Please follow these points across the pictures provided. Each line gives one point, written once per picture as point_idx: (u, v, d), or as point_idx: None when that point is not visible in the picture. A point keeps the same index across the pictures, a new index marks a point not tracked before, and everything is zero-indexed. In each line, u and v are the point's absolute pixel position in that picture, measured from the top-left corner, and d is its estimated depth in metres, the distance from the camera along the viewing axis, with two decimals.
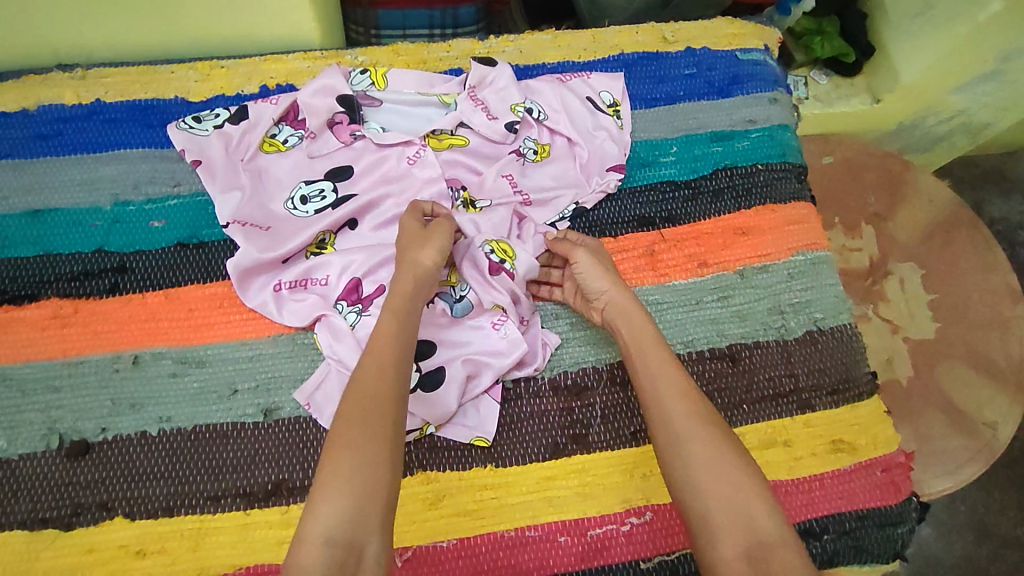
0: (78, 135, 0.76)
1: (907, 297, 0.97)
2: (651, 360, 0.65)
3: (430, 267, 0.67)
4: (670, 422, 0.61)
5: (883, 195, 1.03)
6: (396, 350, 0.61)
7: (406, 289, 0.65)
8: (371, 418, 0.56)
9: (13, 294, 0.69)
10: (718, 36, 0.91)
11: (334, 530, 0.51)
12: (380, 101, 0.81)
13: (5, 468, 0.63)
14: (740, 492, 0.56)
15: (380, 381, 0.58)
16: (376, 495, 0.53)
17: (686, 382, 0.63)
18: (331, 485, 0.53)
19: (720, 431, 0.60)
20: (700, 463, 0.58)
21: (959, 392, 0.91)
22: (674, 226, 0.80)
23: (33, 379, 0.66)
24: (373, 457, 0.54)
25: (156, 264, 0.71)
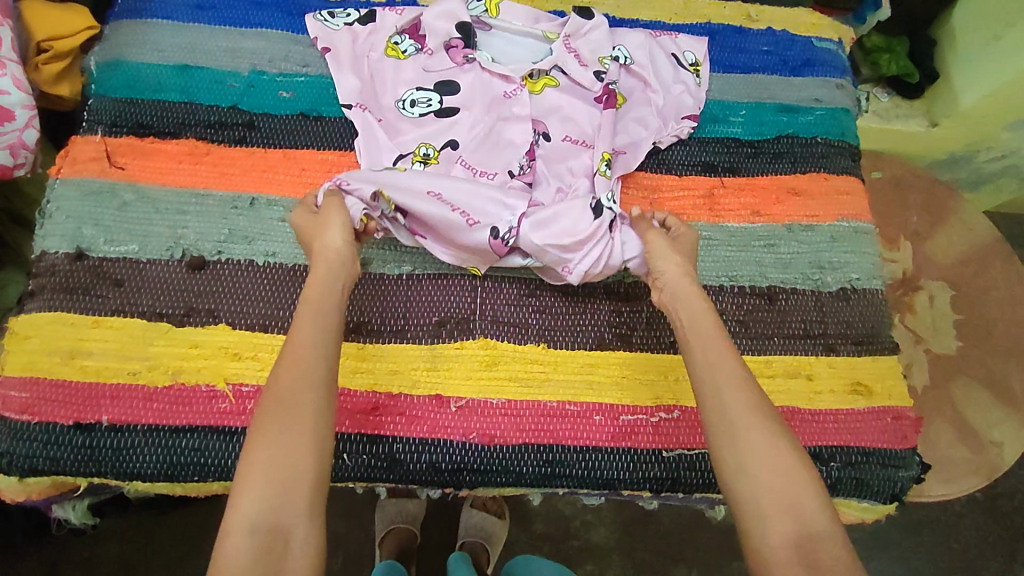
0: (229, 11, 0.87)
1: (934, 312, 1.04)
2: (710, 345, 0.66)
3: (341, 249, 0.69)
4: (722, 409, 0.62)
5: (925, 215, 1.09)
6: (314, 342, 0.63)
7: (323, 275, 0.68)
8: (289, 410, 0.58)
9: (158, 129, 0.79)
10: (798, 23, 1.00)
11: (257, 519, 0.53)
12: (490, 27, 0.90)
13: (135, 267, 0.73)
14: (790, 489, 0.58)
15: (291, 375, 0.60)
16: (297, 482, 0.56)
17: (743, 374, 0.64)
18: (251, 476, 0.55)
19: (772, 423, 0.61)
20: (755, 455, 0.59)
21: (968, 404, 0.98)
22: (735, 176, 0.88)
23: (166, 200, 0.76)
24: (282, 450, 0.56)
25: (281, 126, 0.82)
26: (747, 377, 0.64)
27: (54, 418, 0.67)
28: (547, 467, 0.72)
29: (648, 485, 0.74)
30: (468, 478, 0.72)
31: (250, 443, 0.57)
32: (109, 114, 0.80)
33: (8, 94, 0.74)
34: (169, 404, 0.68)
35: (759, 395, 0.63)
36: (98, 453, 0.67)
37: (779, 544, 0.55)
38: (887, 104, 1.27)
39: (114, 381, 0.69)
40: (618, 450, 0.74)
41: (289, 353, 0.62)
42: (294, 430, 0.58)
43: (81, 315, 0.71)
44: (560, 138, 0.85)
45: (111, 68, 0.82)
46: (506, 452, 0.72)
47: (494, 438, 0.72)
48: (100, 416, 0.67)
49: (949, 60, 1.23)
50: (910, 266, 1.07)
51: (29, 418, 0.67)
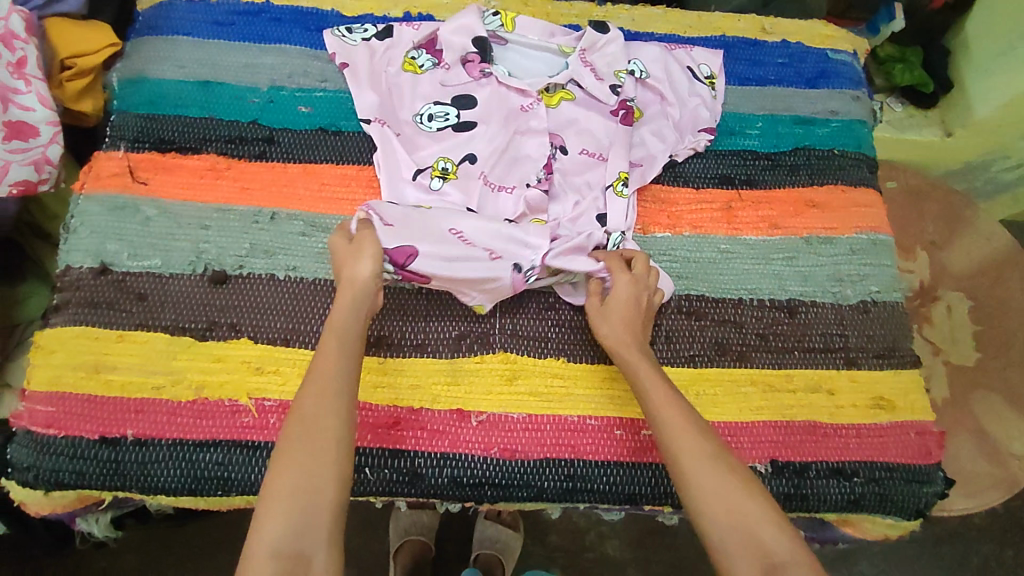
0: (249, 27, 0.88)
1: (953, 324, 1.03)
2: (656, 395, 0.67)
3: (369, 278, 0.69)
4: (672, 458, 0.62)
5: (941, 227, 1.09)
6: (338, 368, 0.64)
7: (347, 305, 0.68)
8: (310, 436, 0.59)
9: (180, 144, 0.80)
10: (812, 35, 1.00)
11: (280, 544, 0.54)
12: (507, 41, 0.90)
13: (158, 281, 0.74)
14: (751, 528, 0.57)
15: (312, 401, 0.61)
16: (320, 505, 0.56)
17: (690, 421, 0.64)
18: (273, 501, 0.56)
19: (722, 465, 0.61)
20: (712, 499, 0.59)
21: (989, 418, 0.97)
22: (752, 189, 0.88)
23: (188, 215, 0.77)
24: (307, 474, 0.57)
25: (301, 141, 0.82)
26: (694, 424, 0.64)
27: (79, 433, 0.68)
28: (569, 482, 0.72)
29: (670, 500, 0.74)
30: (490, 493, 0.72)
31: (273, 466, 0.58)
32: (132, 130, 0.81)
33: (33, 110, 0.76)
34: (193, 418, 0.69)
35: (710, 440, 0.63)
36: (123, 468, 0.67)
37: None
38: (901, 114, 1.27)
39: (138, 396, 0.69)
40: (640, 465, 0.73)
41: (313, 378, 0.63)
42: (318, 454, 0.58)
43: (106, 330, 0.71)
44: (577, 152, 0.85)
45: (133, 84, 0.83)
46: (528, 467, 0.72)
47: (516, 453, 0.72)
48: (124, 430, 0.68)
49: (963, 70, 1.23)
50: (927, 278, 1.06)
51: (55, 432, 0.68)
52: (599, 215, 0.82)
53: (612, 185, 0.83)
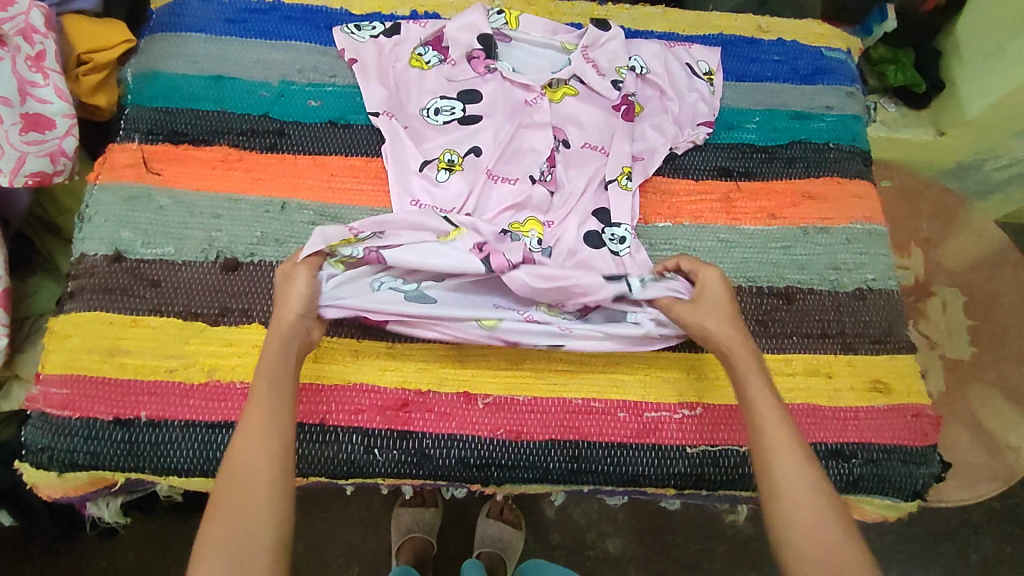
0: (260, 25, 0.90)
1: (947, 318, 1.05)
2: (762, 411, 0.65)
3: (293, 320, 0.67)
4: (769, 475, 0.62)
5: (935, 223, 1.11)
6: (269, 417, 0.61)
7: (276, 345, 0.66)
8: (242, 487, 0.57)
9: (193, 137, 0.82)
10: (807, 34, 1.02)
11: None
12: (511, 39, 0.93)
13: (171, 268, 0.75)
14: (838, 563, 0.56)
15: (245, 450, 0.59)
16: (253, 559, 0.54)
17: (793, 442, 0.63)
18: (204, 558, 0.54)
19: (820, 497, 0.60)
20: (802, 527, 0.58)
21: (983, 409, 0.99)
22: (750, 181, 0.91)
23: (200, 204, 0.79)
24: (235, 528, 0.55)
25: (311, 134, 0.85)
26: (798, 447, 0.63)
27: (94, 414, 0.69)
28: (573, 463, 0.74)
29: (672, 481, 0.75)
30: (495, 473, 0.73)
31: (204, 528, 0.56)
32: (145, 122, 0.83)
33: (51, 103, 0.78)
34: (205, 400, 0.70)
35: (809, 465, 0.62)
36: (135, 449, 0.68)
37: None
38: (895, 113, 1.30)
39: (152, 378, 0.70)
40: (643, 446, 0.75)
41: (241, 430, 0.61)
42: (247, 514, 0.56)
43: (120, 314, 0.73)
44: (580, 145, 0.87)
45: (148, 79, 0.85)
46: (534, 448, 0.73)
47: (521, 435, 0.73)
48: (137, 411, 0.69)
49: (955, 70, 1.26)
50: (921, 274, 1.09)
51: (69, 414, 0.69)
52: (602, 207, 0.85)
53: (617, 178, 0.85)
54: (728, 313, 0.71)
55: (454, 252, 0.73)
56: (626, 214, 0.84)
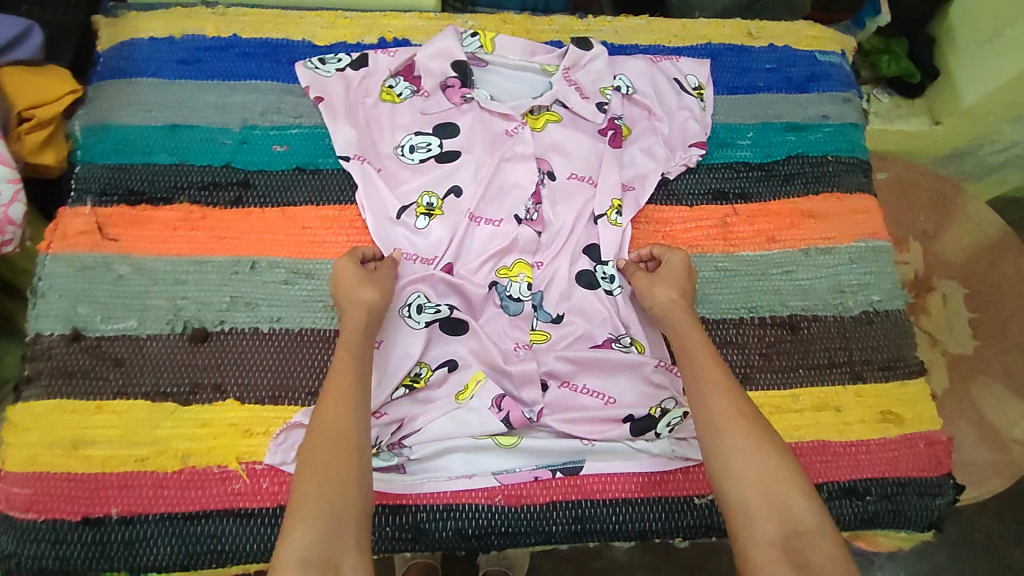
0: (216, 64, 0.83)
1: (949, 313, 1.01)
2: (697, 359, 0.68)
3: (376, 306, 0.69)
4: (707, 414, 0.64)
5: (932, 213, 1.06)
6: (355, 385, 0.63)
7: (356, 324, 0.68)
8: (333, 451, 0.58)
9: (149, 196, 0.76)
10: (800, 37, 0.97)
11: (309, 553, 0.52)
12: (487, 63, 0.87)
13: (135, 344, 0.70)
14: (778, 489, 0.58)
15: (337, 415, 0.60)
16: (349, 515, 0.55)
17: (728, 382, 0.66)
18: (301, 512, 0.54)
19: (759, 432, 0.62)
20: (738, 456, 0.60)
21: (992, 408, 0.94)
22: (746, 202, 0.86)
23: (163, 270, 0.73)
24: (327, 486, 0.56)
25: (277, 183, 0.79)
26: (735, 388, 0.65)
27: (62, 515, 0.64)
28: (577, 524, 0.70)
29: (682, 534, 0.71)
30: (496, 542, 0.69)
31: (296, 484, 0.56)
32: (98, 182, 0.76)
33: None
34: (181, 490, 0.65)
35: (741, 401, 0.64)
36: (109, 549, 0.63)
37: (767, 538, 0.55)
38: (887, 104, 1.26)
39: (122, 470, 0.65)
40: (649, 500, 0.71)
41: (327, 395, 0.62)
42: (338, 475, 0.57)
43: (84, 400, 0.67)
44: (565, 177, 0.82)
45: (97, 132, 0.79)
46: (536, 514, 0.70)
47: (521, 499, 0.70)
48: (108, 508, 0.64)
49: (950, 58, 1.21)
50: (919, 269, 1.04)
51: (35, 515, 0.64)
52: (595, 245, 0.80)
53: (606, 213, 0.80)
54: (680, 285, 0.75)
55: (476, 409, 0.70)
56: (620, 250, 0.79)
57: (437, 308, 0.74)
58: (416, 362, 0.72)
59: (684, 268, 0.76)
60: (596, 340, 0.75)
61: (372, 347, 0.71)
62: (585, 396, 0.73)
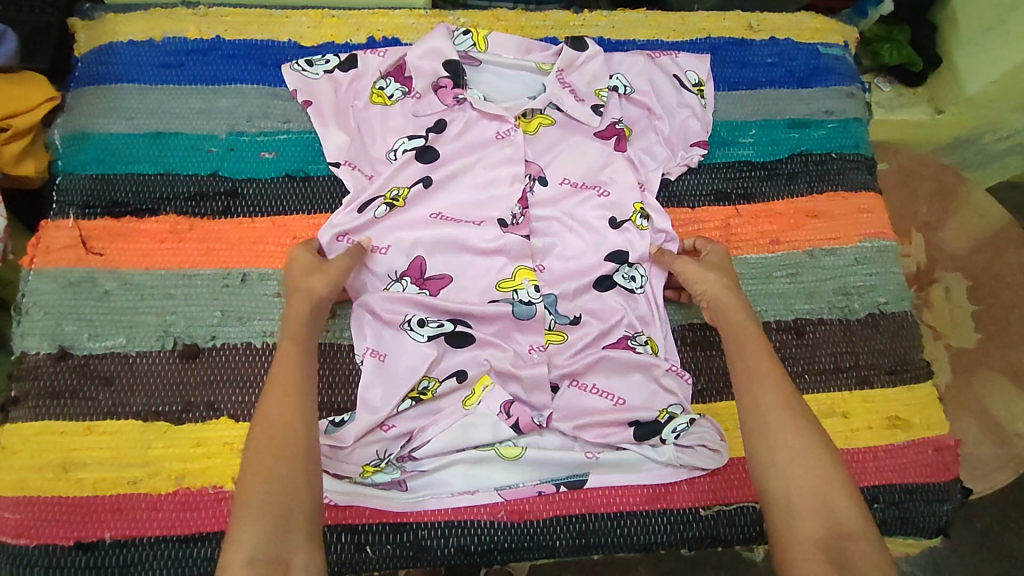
0: (200, 67, 0.81)
1: (952, 306, 0.97)
2: (749, 356, 0.68)
3: (320, 293, 0.69)
4: (755, 410, 0.63)
5: (934, 205, 1.03)
6: (298, 375, 0.62)
7: (299, 314, 0.67)
8: (278, 443, 0.57)
9: (135, 208, 0.74)
10: (802, 29, 0.94)
11: (255, 550, 0.51)
12: (480, 62, 0.85)
13: (124, 362, 0.68)
14: (825, 490, 0.57)
15: (281, 407, 0.59)
16: (296, 508, 0.54)
17: (779, 380, 0.65)
18: (244, 508, 0.53)
19: (808, 431, 0.61)
20: (786, 454, 0.59)
21: (997, 404, 0.91)
22: (749, 204, 0.84)
23: (151, 285, 0.71)
24: (272, 479, 0.55)
25: (267, 191, 0.76)
26: (785, 388, 0.64)
27: (54, 540, 0.62)
28: (581, 538, 0.69)
29: (687, 545, 0.71)
30: (499, 557, 0.69)
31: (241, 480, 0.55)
32: (81, 194, 0.74)
33: None
34: (175, 512, 0.64)
35: (792, 400, 0.64)
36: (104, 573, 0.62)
37: (812, 539, 0.55)
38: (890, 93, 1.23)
39: (114, 492, 0.64)
40: (653, 513, 0.70)
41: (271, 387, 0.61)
42: (285, 468, 0.56)
43: (73, 422, 0.66)
44: (557, 182, 0.80)
45: (79, 142, 0.76)
46: (538, 528, 0.69)
47: (524, 514, 0.69)
48: (101, 532, 0.63)
49: (952, 45, 1.18)
50: (922, 262, 1.00)
51: (26, 541, 0.62)
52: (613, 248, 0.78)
53: (630, 219, 0.79)
54: (724, 271, 0.75)
55: (484, 417, 0.70)
56: (639, 248, 0.78)
57: (440, 323, 0.72)
58: (423, 376, 0.70)
59: (723, 258, 0.77)
60: (610, 339, 0.75)
61: (379, 360, 0.70)
62: (598, 398, 0.72)
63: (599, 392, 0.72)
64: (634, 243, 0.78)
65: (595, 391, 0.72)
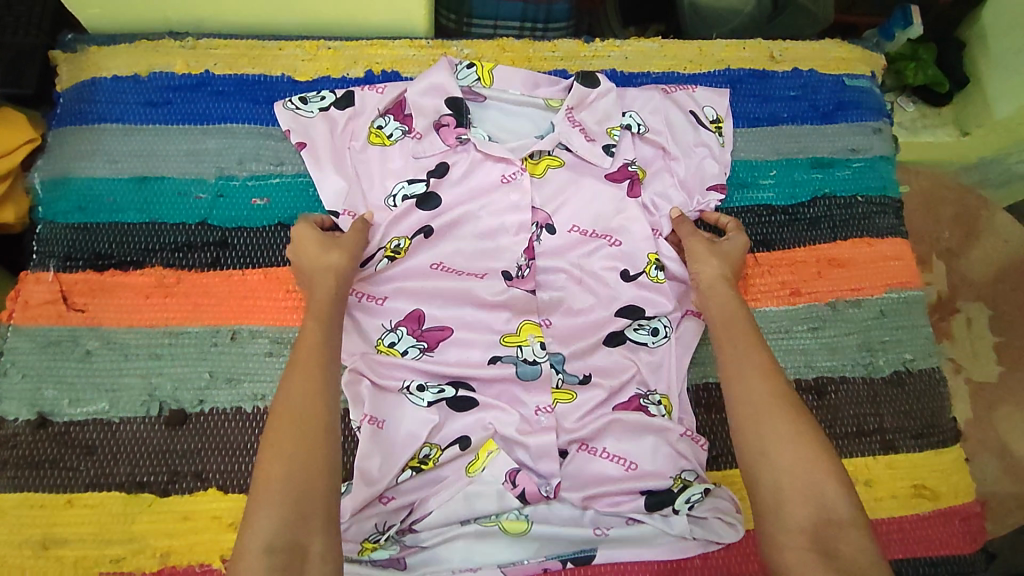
0: (188, 105, 0.76)
1: (974, 337, 0.95)
2: (738, 340, 0.65)
3: (347, 271, 0.67)
4: (744, 396, 0.61)
5: (957, 230, 1.00)
6: (323, 358, 0.59)
7: (326, 294, 0.64)
8: (302, 426, 0.55)
9: (119, 260, 0.70)
10: (826, 59, 0.89)
11: (274, 537, 0.50)
12: (485, 98, 0.80)
13: (106, 429, 0.65)
14: (813, 474, 0.56)
15: (303, 388, 0.57)
16: (316, 495, 0.52)
17: (769, 362, 0.63)
18: (265, 494, 0.52)
19: (800, 416, 0.59)
20: (774, 439, 0.58)
21: (1017, 438, 0.89)
22: (769, 251, 0.79)
23: (136, 344, 0.67)
24: (293, 464, 0.53)
25: (259, 241, 0.72)
26: (777, 369, 0.62)
27: None
28: None
29: None
30: None
31: (261, 463, 0.53)
32: (61, 245, 0.70)
33: None
34: None
35: (782, 383, 0.61)
36: None
37: (797, 525, 0.54)
38: (914, 114, 1.14)
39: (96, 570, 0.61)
40: None
41: (293, 368, 0.58)
42: (308, 451, 0.53)
43: (53, 494, 0.63)
44: (567, 230, 0.76)
45: (60, 188, 0.72)
46: None
47: None
48: None
49: (981, 64, 1.10)
50: (943, 289, 0.98)
51: None
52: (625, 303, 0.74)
53: (644, 271, 0.74)
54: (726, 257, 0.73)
55: (487, 487, 0.65)
56: (653, 301, 0.74)
57: (441, 388, 0.69)
58: (423, 443, 0.66)
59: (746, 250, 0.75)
60: (620, 399, 0.71)
61: (377, 427, 0.66)
62: (610, 464, 0.67)
63: (611, 457, 0.67)
64: (647, 296, 0.74)
65: (607, 456, 0.68)
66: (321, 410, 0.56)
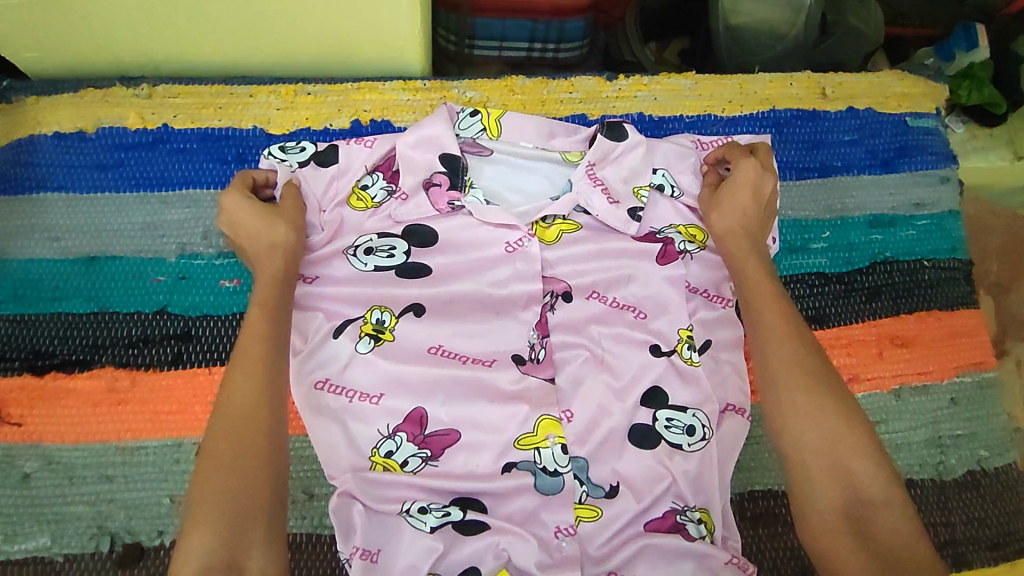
0: (143, 167, 0.65)
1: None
2: (764, 300, 0.57)
3: (289, 240, 0.58)
4: (768, 365, 0.54)
5: (1006, 264, 0.88)
6: (263, 346, 0.52)
7: (269, 272, 0.56)
8: (239, 430, 0.47)
9: (64, 359, 0.59)
10: (885, 96, 0.77)
11: (209, 557, 0.43)
12: (491, 151, 0.67)
13: (47, 570, 0.55)
14: (840, 446, 0.50)
15: (242, 388, 0.49)
16: (258, 508, 0.45)
17: (791, 320, 0.55)
18: (200, 511, 0.44)
19: (827, 387, 0.52)
20: (799, 411, 0.51)
21: None
22: (822, 330, 0.68)
23: (83, 464, 0.57)
24: (227, 471, 0.45)
25: (227, 333, 0.61)
26: (800, 340, 0.55)
27: None
28: None
29: None
30: None
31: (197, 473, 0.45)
32: None
33: None
34: None
35: (811, 352, 0.54)
36: None
37: (826, 504, 0.49)
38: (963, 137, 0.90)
39: None
40: None
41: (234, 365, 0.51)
42: (240, 455, 0.46)
43: None
44: (585, 298, 0.65)
45: None
46: None
47: None
48: None
49: None
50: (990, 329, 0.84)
51: None
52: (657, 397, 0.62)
53: (676, 350, 0.63)
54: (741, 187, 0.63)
55: None
56: (692, 396, 0.62)
57: (447, 510, 0.58)
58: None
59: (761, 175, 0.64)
60: (653, 514, 0.60)
61: (370, 561, 0.56)
62: None
63: None
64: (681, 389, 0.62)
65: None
66: (255, 401, 0.49)
